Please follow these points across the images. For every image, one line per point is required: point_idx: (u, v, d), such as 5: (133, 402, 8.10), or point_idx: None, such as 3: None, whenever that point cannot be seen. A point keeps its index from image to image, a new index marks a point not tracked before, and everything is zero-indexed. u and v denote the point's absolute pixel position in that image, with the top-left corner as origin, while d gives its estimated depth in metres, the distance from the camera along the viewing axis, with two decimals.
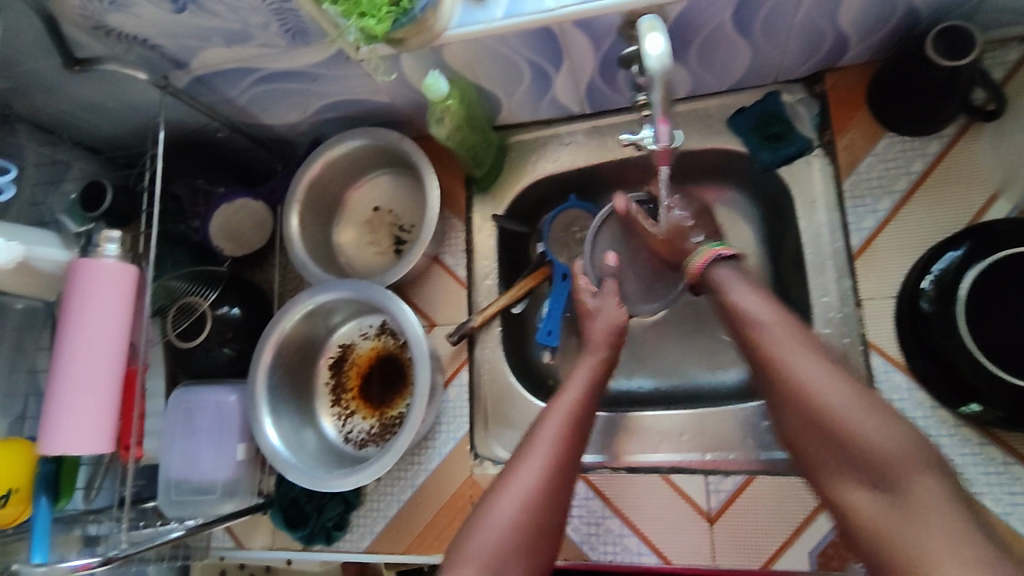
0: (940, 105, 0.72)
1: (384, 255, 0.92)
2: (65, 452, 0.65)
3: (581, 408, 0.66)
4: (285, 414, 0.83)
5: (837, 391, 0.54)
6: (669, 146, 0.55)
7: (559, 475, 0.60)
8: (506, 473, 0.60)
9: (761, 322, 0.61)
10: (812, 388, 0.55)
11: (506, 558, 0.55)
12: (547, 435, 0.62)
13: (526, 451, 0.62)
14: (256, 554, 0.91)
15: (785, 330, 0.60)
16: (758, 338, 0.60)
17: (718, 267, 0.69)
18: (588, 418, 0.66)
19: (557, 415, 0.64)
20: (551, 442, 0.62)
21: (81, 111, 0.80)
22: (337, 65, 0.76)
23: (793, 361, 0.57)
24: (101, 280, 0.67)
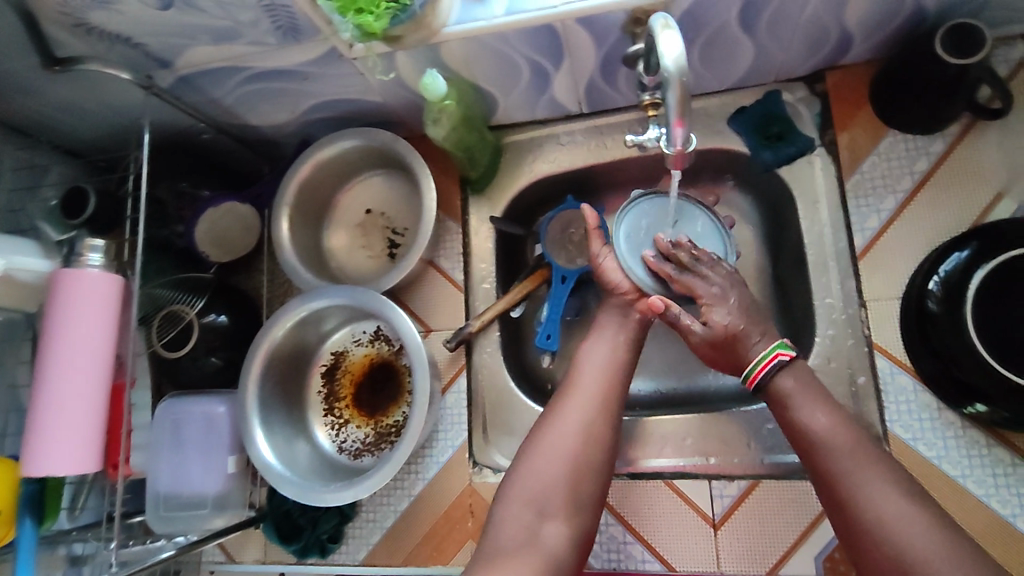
0: (946, 103, 0.71)
1: (377, 258, 0.90)
2: (49, 474, 0.62)
3: (604, 388, 0.66)
4: (278, 425, 0.81)
5: (922, 533, 0.52)
6: (685, 150, 0.53)
7: (600, 420, 0.64)
8: (548, 421, 0.64)
9: (833, 446, 0.58)
10: (890, 524, 0.53)
11: (554, 487, 0.60)
12: (585, 387, 0.66)
13: (565, 400, 0.65)
14: (247, 568, 0.88)
15: (861, 458, 0.57)
16: (832, 466, 0.58)
17: (782, 379, 0.65)
18: (625, 368, 0.69)
19: (578, 396, 0.65)
20: (591, 393, 0.65)
21: (59, 113, 0.76)
22: (330, 63, 0.73)
23: (876, 498, 0.54)
24: (84, 294, 0.63)
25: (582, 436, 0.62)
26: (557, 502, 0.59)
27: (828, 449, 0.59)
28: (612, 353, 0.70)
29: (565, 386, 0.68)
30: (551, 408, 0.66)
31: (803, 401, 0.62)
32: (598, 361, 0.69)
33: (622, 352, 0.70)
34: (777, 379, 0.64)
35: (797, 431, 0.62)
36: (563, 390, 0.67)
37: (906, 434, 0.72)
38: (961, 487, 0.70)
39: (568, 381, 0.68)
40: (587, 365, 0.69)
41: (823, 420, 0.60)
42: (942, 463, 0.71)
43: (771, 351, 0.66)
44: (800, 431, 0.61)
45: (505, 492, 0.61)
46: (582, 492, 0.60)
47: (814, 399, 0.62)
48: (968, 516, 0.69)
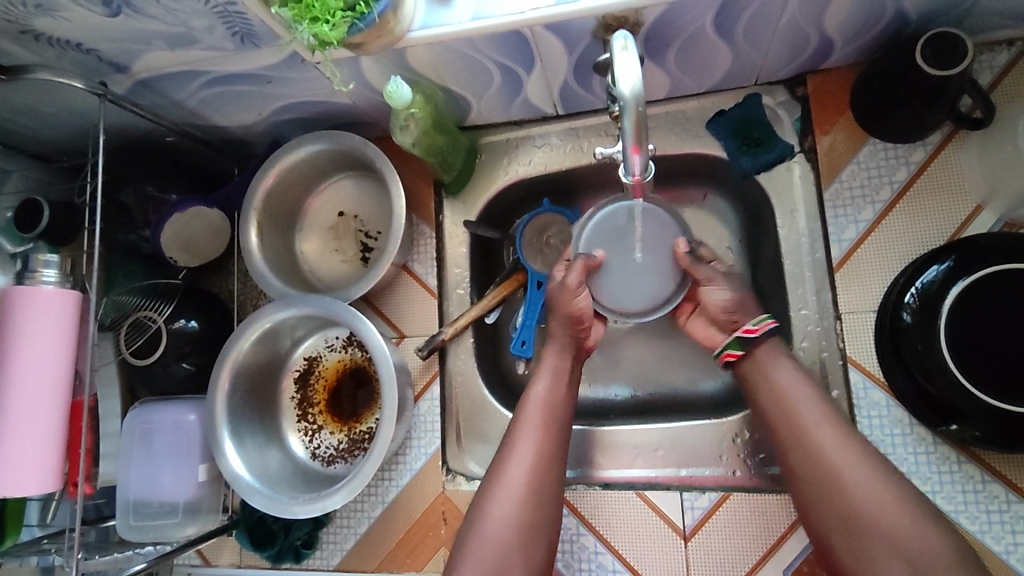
0: (927, 112, 0.69)
1: (350, 263, 0.88)
2: (8, 494, 0.61)
3: (544, 443, 0.66)
4: (248, 435, 0.80)
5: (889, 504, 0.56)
6: (643, 177, 0.52)
7: (539, 483, 0.64)
8: (493, 481, 0.64)
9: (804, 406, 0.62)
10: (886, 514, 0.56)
11: (501, 561, 0.59)
12: (524, 446, 0.65)
13: (509, 457, 0.65)
14: (222, 572, 0.88)
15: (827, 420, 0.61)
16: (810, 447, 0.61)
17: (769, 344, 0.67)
18: (562, 414, 0.69)
19: (518, 456, 0.65)
20: (528, 449, 0.65)
21: (16, 117, 0.74)
22: (293, 67, 0.70)
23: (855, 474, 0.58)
24: (39, 311, 0.62)
25: (527, 500, 0.63)
26: (512, 571, 0.59)
27: (799, 411, 0.62)
28: (545, 398, 0.69)
29: (507, 437, 0.67)
30: (495, 465, 0.66)
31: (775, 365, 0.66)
32: (535, 409, 0.68)
33: (554, 394, 0.70)
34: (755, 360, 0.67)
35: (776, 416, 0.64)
36: (506, 443, 0.67)
37: (877, 449, 0.72)
38: (932, 502, 0.70)
39: (510, 431, 0.68)
40: (524, 415, 0.68)
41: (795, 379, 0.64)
42: (912, 478, 0.71)
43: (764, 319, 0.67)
44: (772, 391, 0.65)
45: (455, 563, 0.61)
46: (535, 559, 0.61)
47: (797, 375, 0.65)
48: None
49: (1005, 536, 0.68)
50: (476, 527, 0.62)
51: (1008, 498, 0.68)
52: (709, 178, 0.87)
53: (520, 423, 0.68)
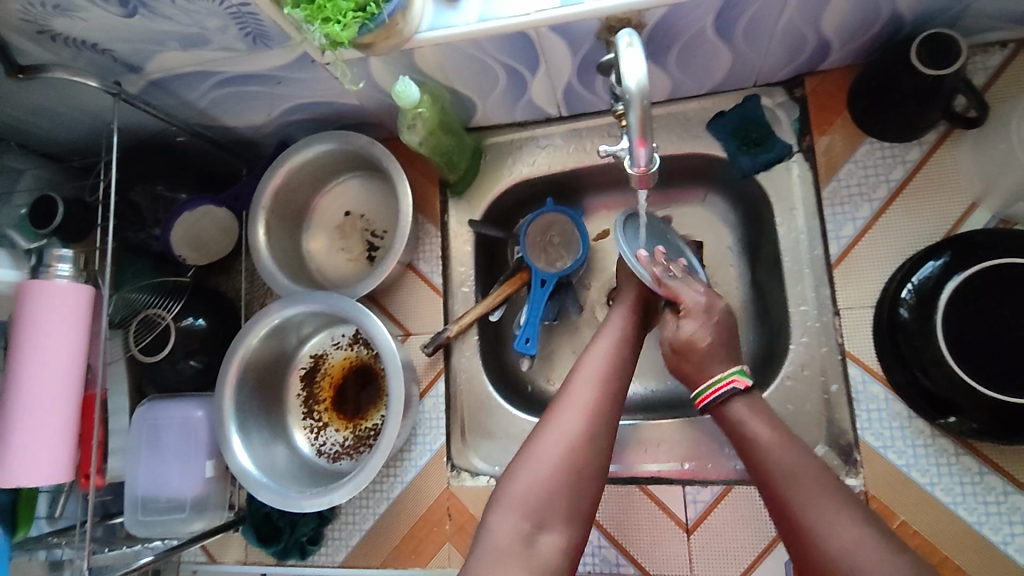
0: (922, 112, 0.71)
1: (356, 262, 0.89)
2: (21, 484, 0.61)
3: (602, 392, 0.66)
4: (255, 430, 0.81)
5: (885, 569, 0.52)
6: (647, 170, 0.54)
7: (594, 432, 0.63)
8: (545, 426, 0.64)
9: (784, 468, 0.60)
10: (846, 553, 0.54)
11: (546, 501, 0.59)
12: (580, 396, 0.65)
13: (564, 403, 0.65)
14: (227, 569, 0.88)
15: (810, 481, 0.59)
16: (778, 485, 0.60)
17: (737, 402, 0.67)
18: (623, 372, 0.69)
19: (573, 401, 0.65)
20: (585, 397, 0.65)
21: (29, 116, 0.75)
22: (303, 68, 0.72)
23: (815, 511, 0.57)
24: (55, 306, 0.63)
25: (578, 444, 0.62)
26: (556, 511, 0.59)
27: (769, 450, 0.62)
28: (607, 357, 0.69)
29: (562, 388, 0.68)
30: (548, 410, 0.66)
31: (755, 424, 0.65)
32: (594, 365, 0.68)
33: (616, 353, 0.70)
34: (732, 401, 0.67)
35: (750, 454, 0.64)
36: (560, 392, 0.67)
37: (876, 442, 0.73)
38: (930, 494, 0.71)
39: (566, 382, 0.68)
40: (583, 369, 0.68)
41: (771, 441, 0.63)
42: (911, 470, 0.72)
43: (727, 377, 0.68)
44: (755, 454, 0.63)
45: (498, 500, 0.61)
46: (580, 502, 0.60)
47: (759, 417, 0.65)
48: (934, 523, 0.70)
49: (1003, 527, 0.69)
50: (520, 467, 0.62)
51: (1006, 490, 0.69)
52: (710, 178, 0.89)
53: (576, 376, 0.68)
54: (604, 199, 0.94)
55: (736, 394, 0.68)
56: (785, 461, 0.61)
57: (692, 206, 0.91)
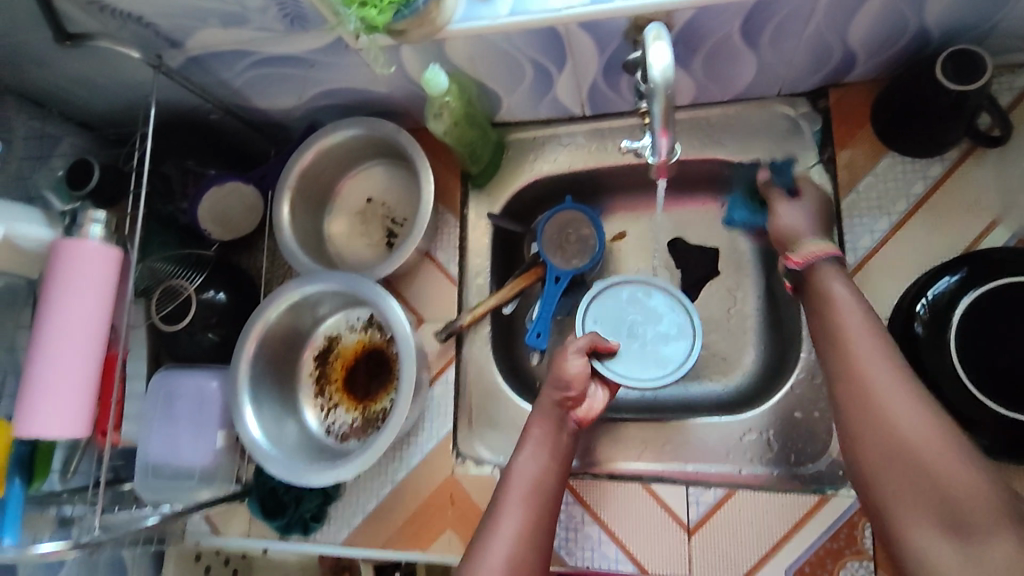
0: (945, 129, 0.72)
1: (375, 248, 0.91)
2: (39, 436, 0.63)
3: (525, 534, 0.60)
4: (267, 403, 0.82)
5: (919, 428, 0.51)
6: (668, 159, 0.55)
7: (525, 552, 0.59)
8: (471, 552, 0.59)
9: (846, 326, 0.59)
10: (896, 415, 0.52)
11: None
12: (507, 521, 0.61)
13: (493, 527, 0.61)
14: (231, 541, 0.90)
15: (865, 333, 0.58)
16: (840, 347, 0.58)
17: (828, 268, 0.65)
18: (546, 491, 0.65)
19: (503, 535, 0.60)
20: (513, 524, 0.61)
21: (71, 86, 0.78)
22: (337, 52, 0.74)
23: (872, 369, 0.55)
24: (85, 264, 0.65)
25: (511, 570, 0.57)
26: None
27: (838, 311, 0.61)
28: (532, 475, 0.66)
29: (488, 512, 0.63)
30: (479, 533, 0.61)
31: (835, 280, 0.63)
32: (520, 484, 0.65)
33: (538, 514, 0.62)
34: (817, 267, 0.65)
35: (819, 315, 0.63)
36: (488, 517, 0.62)
37: None
38: None
39: (492, 506, 0.63)
40: (507, 494, 0.64)
41: (846, 299, 0.61)
42: None
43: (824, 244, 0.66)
44: (828, 309, 0.62)
45: None
46: None
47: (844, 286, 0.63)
48: None
49: None
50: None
51: None
52: (729, 185, 0.90)
53: (504, 497, 0.64)
54: (622, 202, 0.95)
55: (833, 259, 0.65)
56: (848, 317, 0.60)
57: (710, 212, 0.92)
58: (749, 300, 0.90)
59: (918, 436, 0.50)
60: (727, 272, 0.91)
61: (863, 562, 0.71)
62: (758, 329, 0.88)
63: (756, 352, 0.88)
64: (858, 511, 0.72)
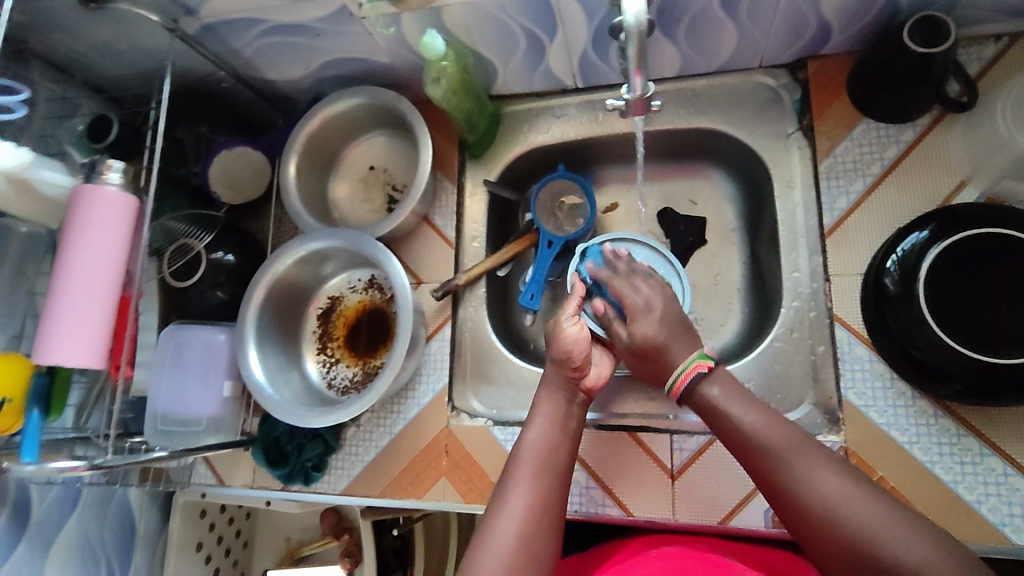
0: (915, 94, 0.76)
1: (376, 212, 0.95)
2: (57, 364, 0.68)
3: (540, 498, 0.65)
4: (273, 354, 0.87)
5: (843, 496, 0.58)
6: (643, 98, 0.59)
7: (537, 527, 0.63)
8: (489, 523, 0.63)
9: (748, 425, 0.65)
10: (825, 496, 0.58)
11: None
12: (518, 496, 0.65)
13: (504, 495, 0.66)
14: (236, 491, 0.94)
15: (772, 425, 0.64)
16: (756, 445, 0.64)
17: (707, 387, 0.69)
18: (553, 460, 0.70)
19: (515, 505, 0.64)
20: (525, 492, 0.65)
21: (91, 52, 0.83)
22: (340, 21, 0.79)
23: (792, 460, 0.61)
24: (104, 208, 0.70)
25: (524, 539, 0.62)
26: None
27: (735, 413, 0.66)
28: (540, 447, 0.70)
29: (499, 486, 0.68)
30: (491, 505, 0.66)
31: (729, 402, 0.67)
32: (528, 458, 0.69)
33: (547, 479, 0.68)
34: (701, 388, 0.69)
35: (722, 428, 0.67)
36: (499, 488, 0.68)
37: (859, 401, 0.77)
38: (908, 453, 0.74)
39: (504, 479, 0.68)
40: (518, 465, 0.69)
41: (746, 412, 0.66)
42: (891, 429, 0.75)
43: (690, 363, 0.70)
44: (740, 434, 0.65)
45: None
46: None
47: (735, 397, 0.68)
48: (910, 479, 0.73)
49: (977, 486, 0.72)
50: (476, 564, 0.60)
51: (982, 452, 0.72)
52: (715, 155, 0.94)
53: (515, 467, 0.68)
54: (613, 172, 1.00)
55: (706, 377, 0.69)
56: (754, 419, 0.65)
57: (699, 181, 0.97)
58: (733, 265, 0.95)
59: (847, 509, 0.57)
60: (712, 240, 0.96)
61: None
62: (743, 292, 0.94)
63: (741, 313, 0.93)
64: None
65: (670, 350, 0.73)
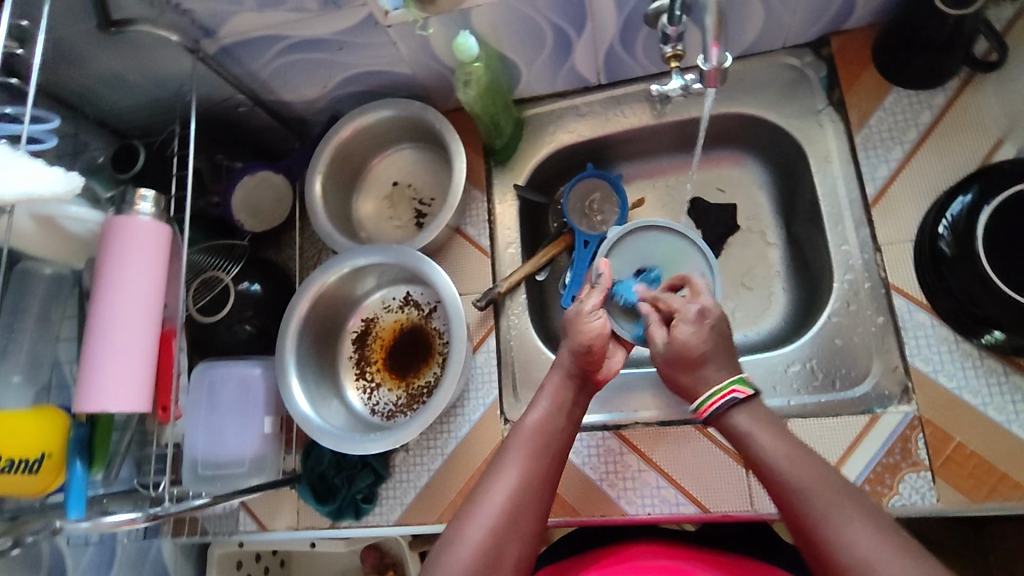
0: (947, 58, 0.76)
1: (405, 228, 0.92)
2: (102, 411, 0.63)
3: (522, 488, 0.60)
4: (313, 382, 0.83)
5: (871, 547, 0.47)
6: (720, 68, 0.61)
7: (524, 505, 0.59)
8: (469, 502, 0.59)
9: (772, 457, 0.56)
10: (847, 542, 0.48)
11: None
12: (505, 478, 0.60)
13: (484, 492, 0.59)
14: (279, 535, 0.88)
15: (799, 458, 0.55)
16: (779, 481, 0.54)
17: (735, 414, 0.61)
18: (554, 445, 0.64)
19: (494, 501, 0.58)
20: (511, 480, 0.60)
21: (103, 85, 0.79)
22: (365, 32, 0.76)
23: (818, 500, 0.51)
24: (139, 240, 0.66)
25: (508, 514, 0.58)
26: None
27: (761, 445, 0.57)
28: (540, 427, 0.65)
29: (494, 460, 0.63)
30: (468, 503, 0.60)
31: (756, 428, 0.59)
32: (523, 441, 0.64)
33: (538, 473, 0.61)
34: (729, 414, 0.61)
35: (753, 462, 0.58)
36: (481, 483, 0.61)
37: (926, 367, 0.75)
38: (983, 415, 0.73)
39: (492, 465, 0.62)
40: (510, 451, 0.63)
41: (775, 445, 0.57)
42: (962, 393, 0.74)
43: (726, 386, 0.62)
44: (754, 459, 0.58)
45: None
46: None
47: (765, 427, 0.59)
48: (988, 441, 0.72)
49: None
50: (448, 550, 0.56)
51: None
52: (742, 141, 0.94)
53: (507, 455, 0.63)
54: (638, 167, 0.99)
55: (737, 402, 0.61)
56: (780, 453, 0.56)
57: (726, 168, 0.97)
58: (772, 249, 0.94)
59: (873, 558, 0.47)
60: (746, 225, 0.95)
61: (921, 473, 0.73)
62: (785, 274, 0.92)
63: (786, 295, 0.91)
64: (910, 425, 0.74)
65: (704, 367, 0.64)
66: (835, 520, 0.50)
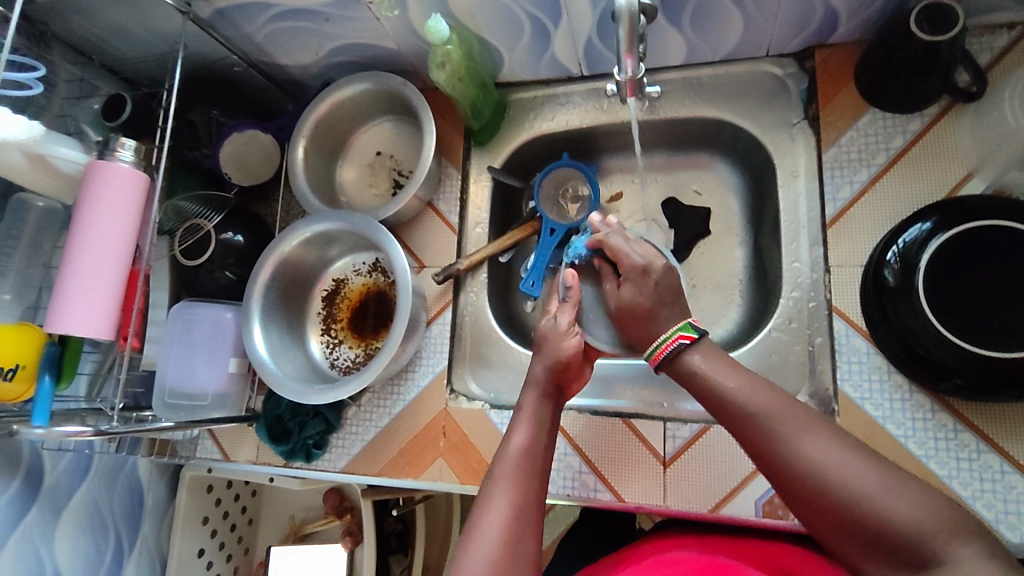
0: (923, 82, 0.74)
1: (382, 197, 0.97)
2: (70, 332, 0.71)
3: (514, 517, 0.59)
4: (275, 331, 0.89)
5: (847, 467, 0.50)
6: (634, 77, 0.67)
7: (520, 526, 0.59)
8: (467, 532, 0.58)
9: (725, 385, 0.59)
10: (814, 459, 0.52)
11: None
12: (497, 505, 0.60)
13: (481, 513, 0.59)
14: (239, 467, 0.95)
15: (752, 386, 0.58)
16: (749, 416, 0.56)
17: (688, 356, 0.64)
18: (540, 467, 0.65)
19: (490, 530, 0.58)
20: (502, 507, 0.59)
21: (111, 37, 0.86)
22: (347, 6, 0.79)
23: (790, 432, 0.54)
24: (114, 182, 0.73)
25: (506, 548, 0.57)
26: None
27: (718, 382, 0.60)
28: (523, 451, 0.65)
29: (480, 493, 0.62)
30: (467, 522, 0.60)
31: (706, 363, 0.62)
32: (510, 463, 0.64)
33: (527, 493, 0.61)
34: (682, 356, 0.64)
35: (707, 393, 0.61)
36: (477, 505, 0.61)
37: (855, 394, 0.76)
38: (903, 446, 0.73)
39: (485, 486, 0.63)
40: (499, 471, 0.63)
41: (727, 375, 0.60)
42: (886, 422, 0.74)
43: (671, 336, 0.65)
44: (700, 389, 0.62)
45: None
46: None
47: (716, 360, 0.62)
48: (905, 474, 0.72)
49: (972, 482, 0.70)
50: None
51: (978, 447, 0.71)
52: (719, 144, 0.94)
53: (495, 482, 0.62)
54: (617, 161, 1.01)
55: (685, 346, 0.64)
56: (737, 386, 0.59)
57: (702, 172, 0.97)
58: (735, 256, 0.94)
59: (851, 480, 0.50)
60: (716, 233, 0.96)
61: None
62: (744, 282, 0.93)
63: (741, 304, 0.92)
64: None
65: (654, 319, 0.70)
66: (795, 440, 0.53)
